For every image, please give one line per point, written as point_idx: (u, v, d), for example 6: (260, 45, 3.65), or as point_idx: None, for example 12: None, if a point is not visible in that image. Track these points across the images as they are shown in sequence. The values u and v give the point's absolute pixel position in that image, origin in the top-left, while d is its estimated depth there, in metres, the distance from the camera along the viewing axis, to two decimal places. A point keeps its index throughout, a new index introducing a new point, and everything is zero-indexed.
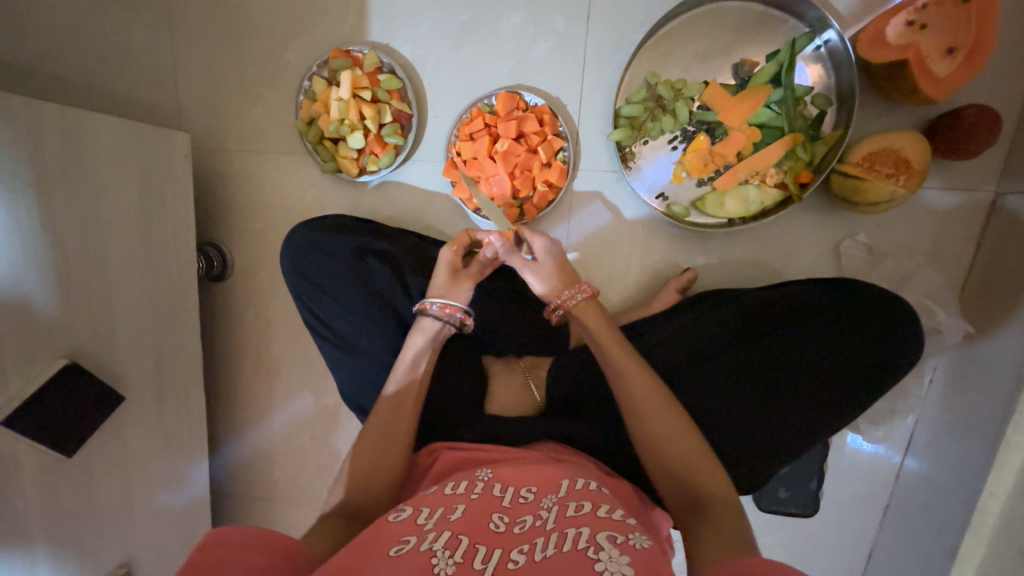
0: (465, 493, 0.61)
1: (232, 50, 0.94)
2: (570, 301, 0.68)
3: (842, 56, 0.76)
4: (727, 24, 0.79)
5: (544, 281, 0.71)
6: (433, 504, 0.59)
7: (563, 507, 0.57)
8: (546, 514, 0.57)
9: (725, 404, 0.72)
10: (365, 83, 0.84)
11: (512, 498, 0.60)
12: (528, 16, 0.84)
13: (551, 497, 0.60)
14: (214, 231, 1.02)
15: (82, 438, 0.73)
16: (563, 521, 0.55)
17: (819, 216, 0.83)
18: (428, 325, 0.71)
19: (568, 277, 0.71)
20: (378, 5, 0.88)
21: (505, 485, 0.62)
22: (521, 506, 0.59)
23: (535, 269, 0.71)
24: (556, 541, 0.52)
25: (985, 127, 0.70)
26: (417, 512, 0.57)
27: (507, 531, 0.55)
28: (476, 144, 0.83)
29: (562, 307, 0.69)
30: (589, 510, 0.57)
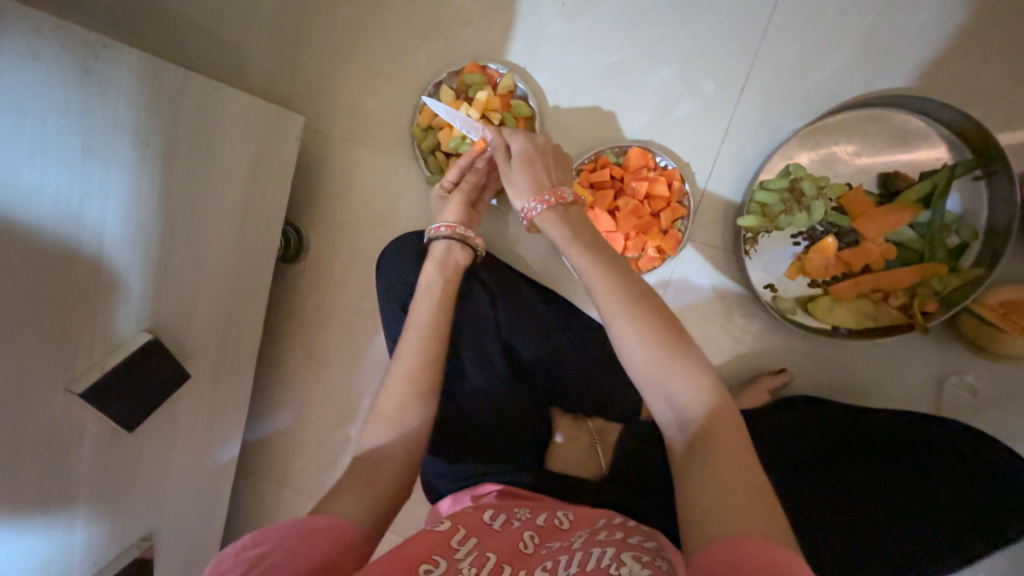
0: (501, 522, 0.60)
1: (362, 36, 0.91)
2: (530, 214, 0.61)
3: (1003, 192, 0.72)
4: (885, 133, 0.76)
5: (519, 183, 0.62)
6: (470, 526, 0.58)
7: (593, 533, 0.57)
8: (577, 539, 0.56)
9: (815, 520, 0.66)
10: (496, 105, 0.81)
11: (544, 522, 0.61)
12: (678, 76, 0.80)
13: (584, 530, 0.59)
14: (296, 212, 0.99)
15: (144, 414, 0.70)
16: (590, 542, 0.54)
17: (931, 345, 0.79)
18: (437, 250, 0.73)
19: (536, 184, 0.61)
20: (524, 27, 0.84)
21: (540, 514, 0.62)
22: (552, 532, 0.59)
23: (507, 170, 0.64)
24: (581, 560, 0.50)
25: None
26: (453, 530, 0.57)
27: (534, 553, 0.54)
28: (597, 195, 0.80)
29: (529, 217, 0.61)
30: (617, 536, 0.56)
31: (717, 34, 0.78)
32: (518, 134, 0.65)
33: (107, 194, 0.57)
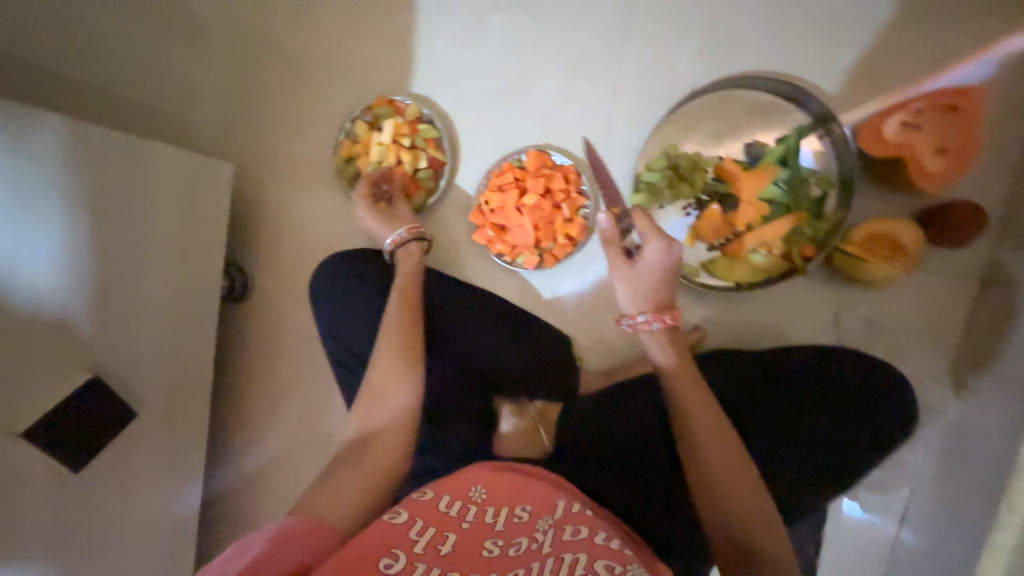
0: (458, 515, 0.63)
1: (282, 88, 1.00)
2: (641, 327, 0.69)
3: (844, 145, 0.83)
4: (739, 108, 0.87)
5: (634, 293, 0.70)
6: (427, 518, 0.62)
7: (560, 532, 0.61)
8: (542, 538, 0.61)
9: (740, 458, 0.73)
10: (405, 130, 0.91)
11: (505, 518, 0.63)
12: (560, 86, 0.92)
13: (547, 519, 0.63)
14: (240, 254, 1.04)
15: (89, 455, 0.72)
16: (559, 546, 0.59)
17: (822, 286, 0.88)
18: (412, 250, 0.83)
19: (659, 299, 0.69)
20: (424, 62, 0.95)
21: (499, 507, 0.65)
22: (515, 529, 0.62)
23: (630, 278, 0.69)
24: (553, 566, 0.57)
25: (971, 218, 0.79)
26: (412, 521, 0.61)
27: (498, 556, 0.59)
28: (505, 196, 0.89)
29: (632, 326, 0.69)
30: (584, 535, 0.61)
31: (587, 47, 0.91)
32: (660, 244, 0.66)
33: (40, 245, 0.63)
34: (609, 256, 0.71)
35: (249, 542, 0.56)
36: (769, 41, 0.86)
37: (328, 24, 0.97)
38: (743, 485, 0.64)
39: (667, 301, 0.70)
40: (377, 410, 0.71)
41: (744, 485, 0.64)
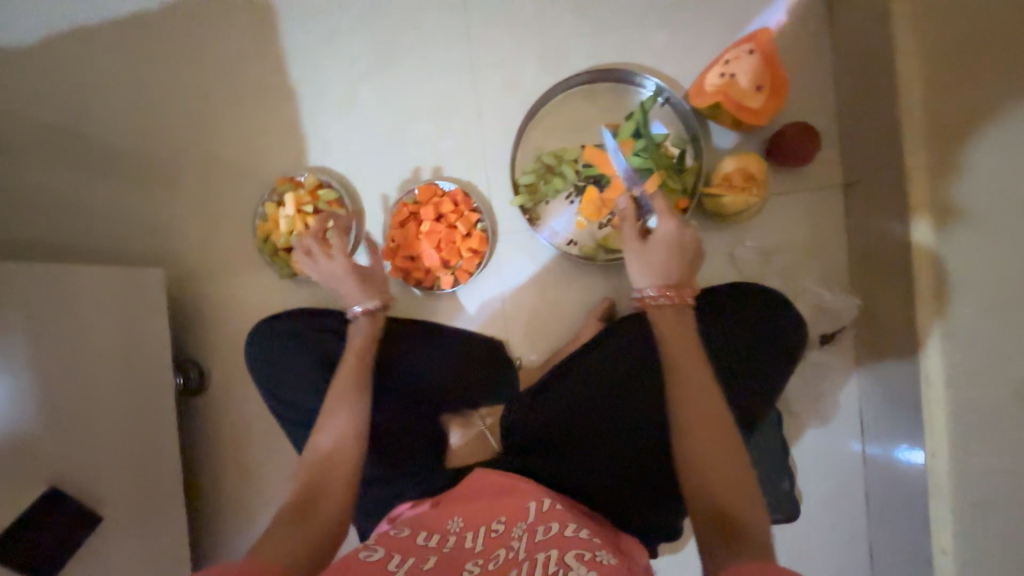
0: (438, 544, 0.63)
1: (199, 193, 1.12)
2: (648, 298, 0.73)
3: (681, 106, 0.93)
4: (585, 100, 0.97)
5: (646, 269, 0.74)
6: (405, 550, 0.62)
7: (532, 533, 0.62)
8: (518, 543, 0.61)
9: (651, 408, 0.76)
10: (307, 199, 1.01)
11: (484, 536, 0.63)
12: (433, 126, 1.04)
13: (521, 525, 0.64)
14: (191, 350, 1.11)
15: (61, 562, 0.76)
16: (533, 547, 0.59)
17: (709, 231, 0.95)
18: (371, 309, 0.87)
19: (668, 274, 0.73)
20: (314, 138, 1.08)
21: (477, 529, 0.65)
22: (494, 542, 0.62)
23: (643, 251, 0.75)
24: (529, 569, 0.56)
25: (808, 135, 0.87)
26: (388, 556, 0.61)
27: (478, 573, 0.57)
28: (404, 230, 0.97)
29: (643, 299, 0.73)
30: (555, 531, 0.62)
31: (446, 88, 1.03)
32: (665, 219, 0.74)
33: None
34: (625, 231, 0.77)
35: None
36: (592, 41, 0.98)
37: (227, 129, 1.11)
38: (715, 430, 0.62)
39: (681, 278, 0.73)
40: (332, 452, 0.72)
41: (713, 431, 0.62)
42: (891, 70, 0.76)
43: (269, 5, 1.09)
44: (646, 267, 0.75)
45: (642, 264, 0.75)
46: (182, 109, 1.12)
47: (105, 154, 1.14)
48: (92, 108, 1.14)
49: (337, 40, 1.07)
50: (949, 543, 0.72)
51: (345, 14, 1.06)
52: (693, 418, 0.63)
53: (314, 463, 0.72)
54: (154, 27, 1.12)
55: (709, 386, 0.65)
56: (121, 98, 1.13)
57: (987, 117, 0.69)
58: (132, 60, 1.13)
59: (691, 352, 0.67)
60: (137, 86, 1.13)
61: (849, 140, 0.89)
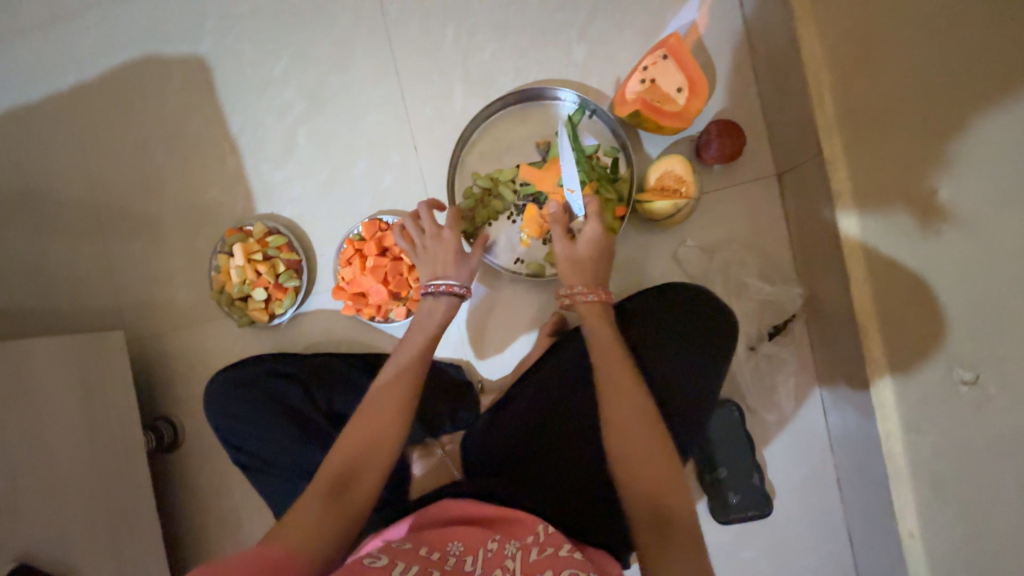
0: (438, 561, 0.60)
1: (155, 252, 1.14)
2: (572, 296, 0.77)
3: (607, 117, 0.94)
4: (514, 120, 0.99)
5: (571, 269, 0.79)
6: (407, 560, 0.59)
7: (526, 552, 0.61)
8: (512, 563, 0.59)
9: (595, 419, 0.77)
10: (256, 247, 1.01)
11: (480, 557, 0.62)
12: (372, 162, 1.06)
13: (514, 546, 0.63)
14: (162, 407, 1.13)
15: None
16: (528, 567, 0.59)
17: (650, 235, 0.95)
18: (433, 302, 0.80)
19: (592, 274, 0.78)
20: (259, 186, 1.10)
21: (475, 553, 0.62)
22: (492, 560, 0.61)
23: (570, 250, 0.79)
24: None
25: (729, 131, 0.87)
26: (392, 563, 0.58)
27: None
28: (352, 267, 0.98)
29: (569, 299, 0.77)
30: (550, 552, 0.62)
31: (380, 124, 1.05)
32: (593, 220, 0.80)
33: None
34: (553, 231, 0.82)
35: None
36: (515, 62, 1.00)
37: (175, 188, 1.13)
38: (647, 422, 0.65)
39: (602, 279, 0.79)
40: (375, 425, 0.67)
41: (645, 434, 0.64)
42: (798, 60, 0.77)
43: (203, 63, 1.12)
44: (572, 266, 0.79)
45: (568, 261, 0.79)
46: (131, 172, 1.15)
47: (63, 225, 1.17)
48: (48, 182, 1.17)
49: (272, 89, 1.09)
50: (914, 523, 0.70)
51: (277, 63, 1.09)
52: (624, 412, 0.66)
53: (353, 439, 0.66)
54: (98, 97, 1.15)
55: (639, 394, 0.67)
56: (73, 169, 1.17)
57: (889, 98, 0.70)
58: (80, 131, 1.16)
59: (614, 355, 0.71)
60: (88, 155, 1.16)
61: (775, 130, 0.90)
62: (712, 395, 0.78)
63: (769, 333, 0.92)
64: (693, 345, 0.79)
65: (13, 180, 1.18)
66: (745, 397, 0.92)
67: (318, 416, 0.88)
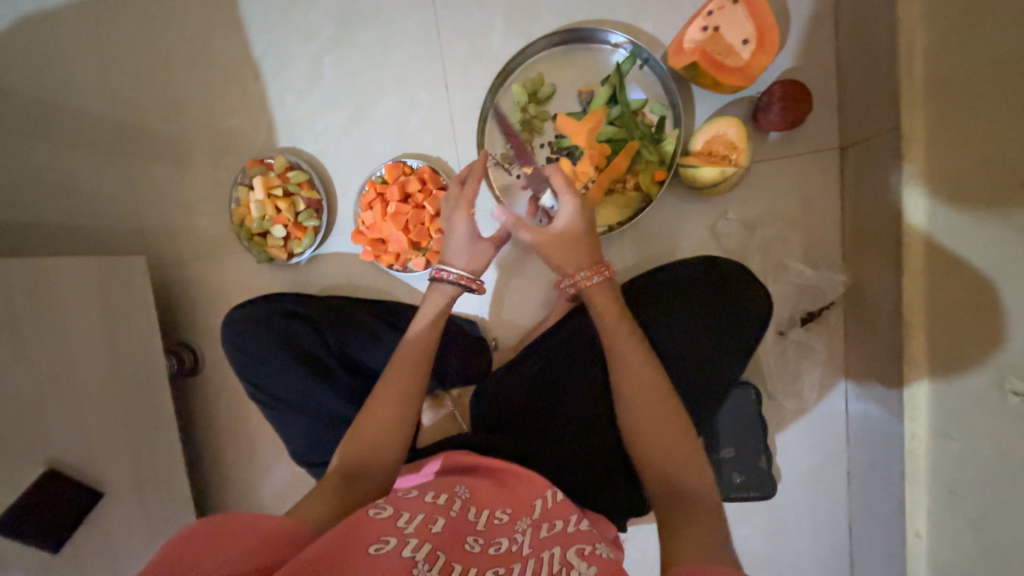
0: (444, 507, 0.60)
1: (176, 178, 1.12)
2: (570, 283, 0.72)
3: (660, 67, 0.84)
4: (556, 65, 0.90)
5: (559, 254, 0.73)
6: (412, 509, 0.58)
7: (536, 528, 0.59)
8: (522, 537, 0.58)
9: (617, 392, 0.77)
10: (276, 182, 0.98)
11: (486, 521, 0.61)
12: (399, 99, 0.99)
13: (525, 519, 0.61)
14: (183, 333, 1.16)
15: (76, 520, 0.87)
16: (537, 543, 0.56)
17: (688, 203, 0.89)
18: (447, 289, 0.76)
19: (582, 255, 0.72)
20: (281, 117, 1.05)
21: (480, 508, 0.62)
22: (496, 528, 0.59)
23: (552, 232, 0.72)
24: (534, 565, 0.52)
25: (795, 95, 0.79)
26: (397, 514, 0.57)
27: (480, 552, 0.55)
28: (372, 212, 0.94)
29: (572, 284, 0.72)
30: (559, 528, 0.59)
31: (410, 58, 0.98)
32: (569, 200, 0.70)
33: None
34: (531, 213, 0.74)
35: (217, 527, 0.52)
36: None
37: (195, 111, 1.09)
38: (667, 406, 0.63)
39: (595, 256, 0.72)
40: (379, 428, 0.67)
41: (658, 411, 0.63)
42: (889, 14, 0.67)
43: None
44: (559, 251, 0.73)
45: (553, 248, 0.73)
46: (152, 92, 1.10)
47: (85, 143, 1.15)
48: (69, 96, 1.14)
49: (297, 10, 1.01)
50: (923, 524, 0.69)
51: None
52: (643, 379, 0.64)
53: (362, 427, 0.67)
54: (117, 6, 1.09)
55: (651, 371, 0.65)
56: (94, 85, 1.13)
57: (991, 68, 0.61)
58: (100, 43, 1.11)
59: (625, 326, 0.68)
60: (108, 70, 1.12)
61: (847, 97, 0.81)
62: (733, 376, 0.76)
63: (801, 319, 0.87)
64: (717, 320, 0.75)
65: (35, 92, 1.15)
66: (766, 382, 0.90)
67: (331, 357, 0.89)
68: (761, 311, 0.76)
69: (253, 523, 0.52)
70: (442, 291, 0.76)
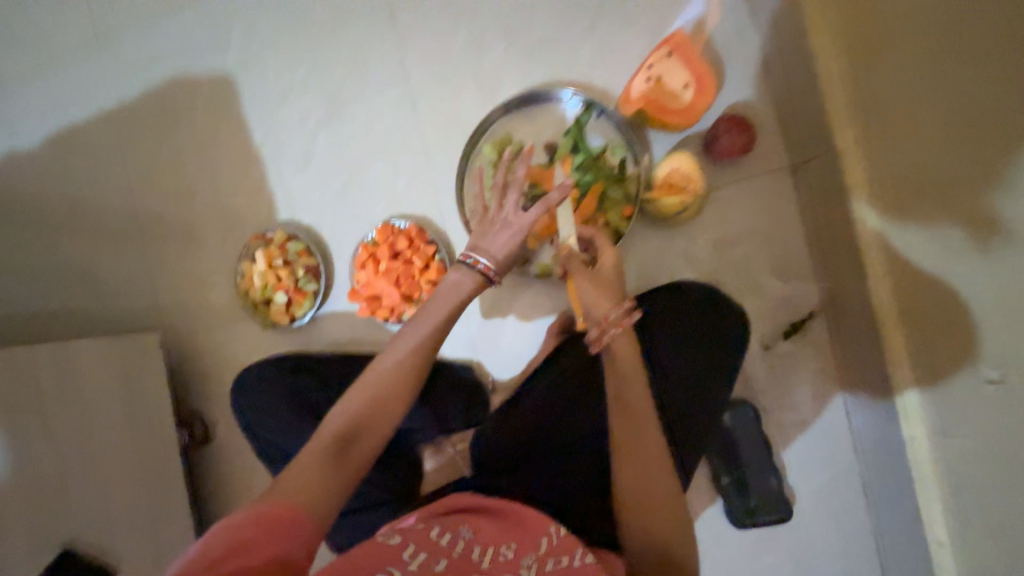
0: (448, 548, 0.60)
1: (186, 257, 1.21)
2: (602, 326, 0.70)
3: (615, 115, 0.92)
4: (522, 123, 0.99)
5: (601, 295, 0.73)
6: (418, 543, 0.60)
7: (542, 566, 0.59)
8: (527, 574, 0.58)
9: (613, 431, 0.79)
10: (277, 252, 1.06)
11: (491, 558, 0.60)
12: (385, 168, 1.09)
13: (532, 555, 0.61)
14: (194, 405, 1.19)
15: None
16: None
17: (661, 232, 0.93)
18: (462, 276, 0.76)
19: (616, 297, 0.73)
20: (281, 193, 1.15)
21: (485, 546, 0.62)
22: (500, 566, 0.59)
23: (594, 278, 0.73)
24: None
25: (737, 126, 0.87)
26: (404, 545, 0.59)
27: None
28: (366, 270, 1.01)
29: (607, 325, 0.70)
30: (565, 565, 0.60)
31: (393, 131, 1.08)
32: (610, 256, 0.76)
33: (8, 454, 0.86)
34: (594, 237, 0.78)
35: (220, 534, 0.50)
36: (521, 67, 1.01)
37: (204, 198, 1.20)
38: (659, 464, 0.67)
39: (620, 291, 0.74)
40: (387, 389, 0.65)
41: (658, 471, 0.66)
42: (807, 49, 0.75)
43: (229, 78, 1.18)
44: (601, 292, 0.73)
45: (597, 290, 0.73)
46: (166, 185, 1.22)
47: (106, 236, 1.26)
48: (92, 197, 1.27)
49: (291, 101, 1.14)
50: None
51: (296, 76, 1.14)
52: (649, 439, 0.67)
53: (363, 391, 0.64)
54: (136, 116, 1.24)
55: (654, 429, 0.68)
56: (114, 184, 1.26)
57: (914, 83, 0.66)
58: (121, 148, 1.25)
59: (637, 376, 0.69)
60: (128, 170, 1.25)
61: (790, 121, 0.87)
62: (723, 398, 0.77)
63: (786, 332, 0.88)
64: (706, 347, 0.78)
65: (64, 196, 1.29)
66: (762, 397, 0.90)
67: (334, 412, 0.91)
68: (741, 331, 0.79)
69: (251, 523, 0.51)
70: (459, 275, 0.76)
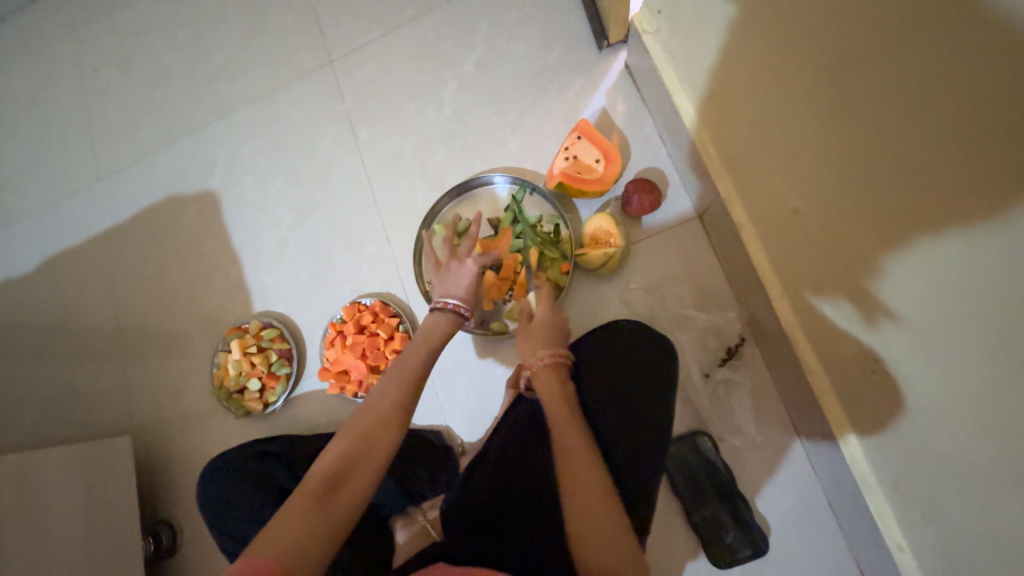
0: None
1: (165, 358, 1.27)
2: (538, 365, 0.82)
3: (545, 191, 1.08)
4: (468, 205, 1.15)
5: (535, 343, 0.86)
6: None
7: None
8: None
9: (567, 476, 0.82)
10: (251, 341, 1.13)
11: None
12: (351, 255, 1.21)
13: None
14: (164, 509, 1.17)
15: None
16: None
17: (598, 284, 1.05)
18: (438, 315, 0.84)
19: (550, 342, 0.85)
20: (256, 287, 1.25)
21: None
22: None
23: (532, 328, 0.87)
24: None
25: (644, 187, 1.01)
26: None
27: None
28: (334, 348, 1.08)
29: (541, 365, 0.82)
30: None
31: (357, 223, 1.23)
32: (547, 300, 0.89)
33: None
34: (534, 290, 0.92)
35: None
36: (463, 161, 1.19)
37: (185, 300, 1.29)
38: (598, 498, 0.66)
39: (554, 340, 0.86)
40: (375, 428, 0.69)
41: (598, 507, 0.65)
42: None
43: (212, 195, 1.34)
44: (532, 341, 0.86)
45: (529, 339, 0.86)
46: (150, 292, 1.32)
47: (89, 347, 1.32)
48: (79, 312, 1.35)
49: (267, 207, 1.30)
50: None
51: (271, 187, 1.30)
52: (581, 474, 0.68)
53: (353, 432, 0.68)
54: (126, 235, 1.37)
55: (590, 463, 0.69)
56: (101, 298, 1.35)
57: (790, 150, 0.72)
58: (110, 265, 1.37)
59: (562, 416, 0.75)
60: (114, 284, 1.35)
61: (688, 180, 1.04)
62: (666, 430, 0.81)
63: (721, 360, 0.97)
64: (641, 381, 0.83)
65: (51, 314, 1.37)
66: (709, 424, 0.96)
67: None
68: (671, 363, 0.85)
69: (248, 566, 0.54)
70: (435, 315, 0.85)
